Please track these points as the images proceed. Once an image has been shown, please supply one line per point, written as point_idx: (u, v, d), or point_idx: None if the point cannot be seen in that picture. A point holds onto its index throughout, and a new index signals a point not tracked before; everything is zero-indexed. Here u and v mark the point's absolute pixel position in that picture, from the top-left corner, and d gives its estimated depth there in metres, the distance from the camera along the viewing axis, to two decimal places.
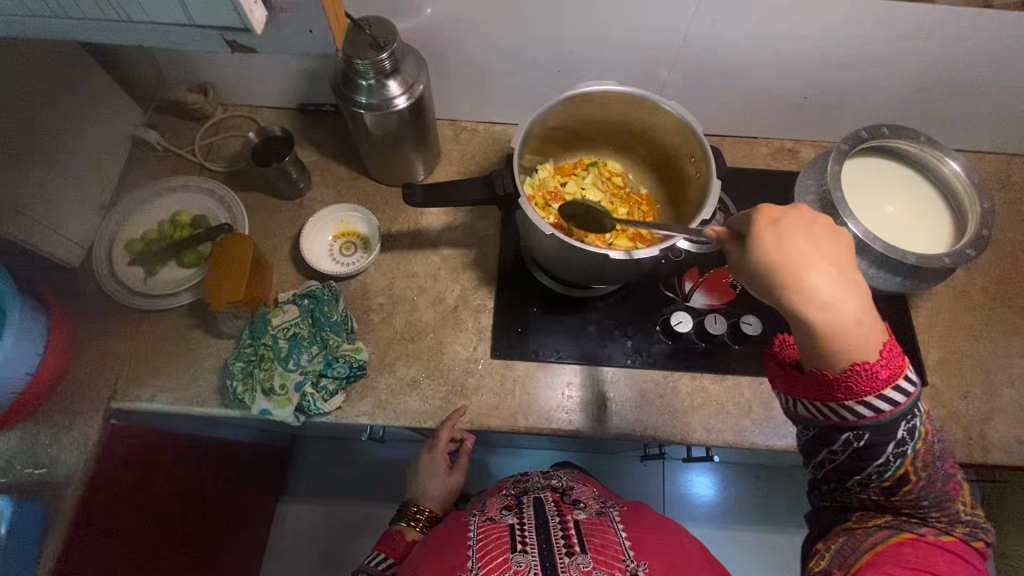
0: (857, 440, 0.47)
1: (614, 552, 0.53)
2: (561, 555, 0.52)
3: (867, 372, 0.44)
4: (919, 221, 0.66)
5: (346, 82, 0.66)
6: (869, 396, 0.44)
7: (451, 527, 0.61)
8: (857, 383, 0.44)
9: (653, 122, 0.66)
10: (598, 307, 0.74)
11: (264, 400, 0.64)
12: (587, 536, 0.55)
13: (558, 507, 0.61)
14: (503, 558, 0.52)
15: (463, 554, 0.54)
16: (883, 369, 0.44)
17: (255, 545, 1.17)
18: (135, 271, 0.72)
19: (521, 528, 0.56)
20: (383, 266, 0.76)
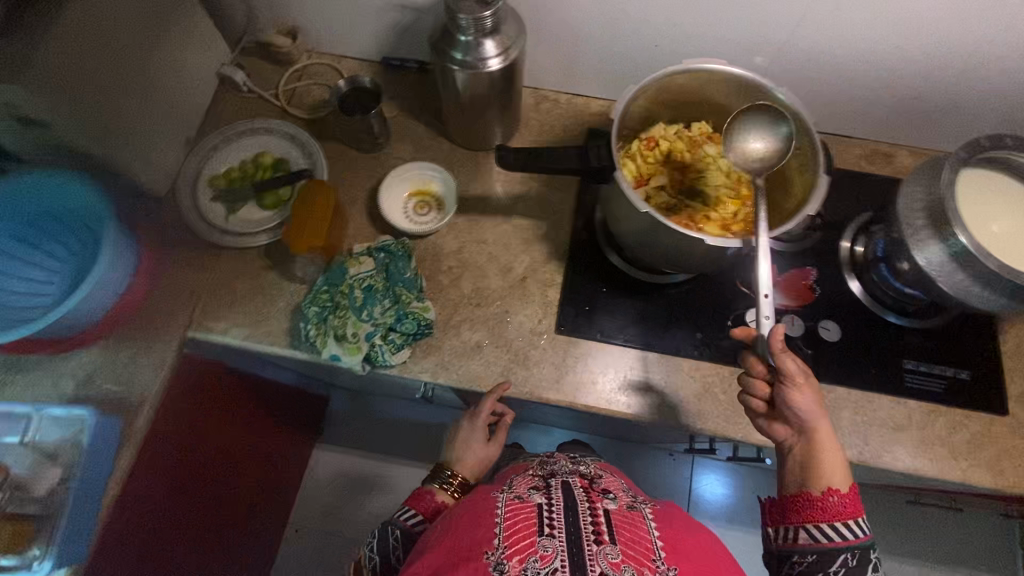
0: (843, 563, 0.53)
1: (644, 551, 0.53)
2: (589, 542, 0.52)
3: (842, 502, 0.54)
4: None
5: (444, 37, 0.65)
6: (845, 521, 0.53)
7: (477, 500, 0.60)
8: (836, 507, 0.53)
9: (761, 110, 0.63)
10: (670, 295, 0.72)
11: (335, 346, 0.64)
12: (617, 527, 0.55)
13: (587, 494, 0.60)
14: (530, 541, 0.52)
15: (490, 531, 0.54)
16: (851, 504, 0.54)
17: (291, 485, 1.22)
18: (216, 208, 0.73)
19: (549, 508, 0.57)
20: (455, 229, 0.76)
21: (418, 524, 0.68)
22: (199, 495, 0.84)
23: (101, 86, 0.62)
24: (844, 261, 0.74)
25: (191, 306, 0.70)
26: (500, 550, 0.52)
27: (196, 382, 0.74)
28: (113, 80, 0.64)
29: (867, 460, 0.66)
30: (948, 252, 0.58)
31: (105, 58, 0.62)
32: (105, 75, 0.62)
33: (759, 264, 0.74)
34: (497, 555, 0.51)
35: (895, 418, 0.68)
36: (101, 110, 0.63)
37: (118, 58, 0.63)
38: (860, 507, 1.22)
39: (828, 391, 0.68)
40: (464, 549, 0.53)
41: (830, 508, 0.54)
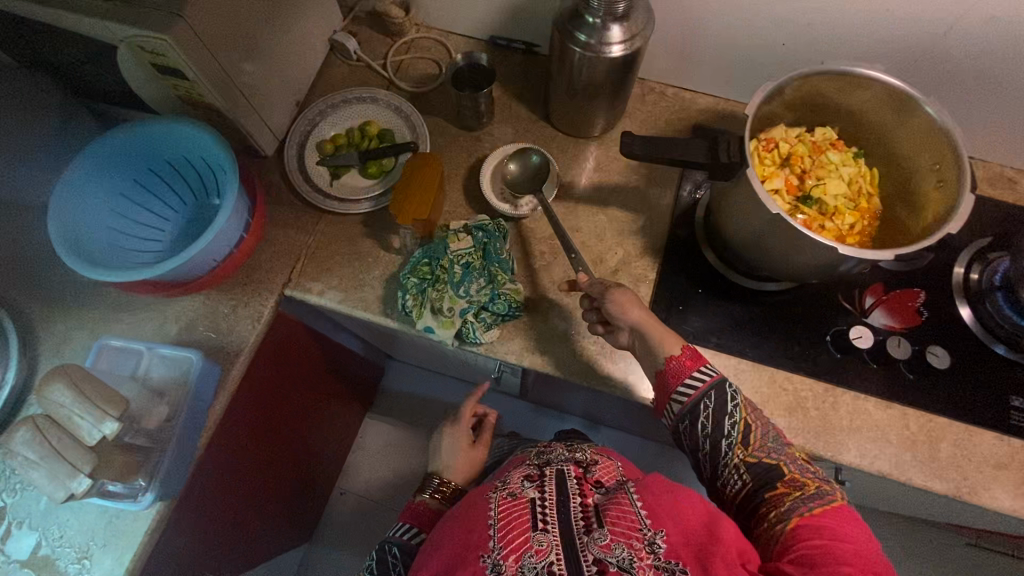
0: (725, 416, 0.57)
1: (630, 524, 0.53)
2: (581, 535, 0.53)
3: (677, 364, 0.59)
4: None
5: (571, 18, 0.64)
6: (685, 378, 0.59)
7: (471, 500, 0.60)
8: (677, 370, 0.59)
9: (900, 118, 0.59)
10: (767, 304, 0.70)
11: (430, 318, 0.65)
12: (605, 511, 0.55)
13: (579, 487, 0.59)
14: (523, 536, 0.52)
15: (485, 530, 0.54)
16: (688, 360, 0.59)
17: (341, 449, 1.25)
18: (321, 171, 0.75)
19: (543, 504, 0.57)
20: (550, 214, 0.75)
21: (415, 538, 0.70)
22: (269, 450, 0.87)
23: (237, 41, 0.64)
24: (957, 287, 0.71)
25: (290, 267, 0.72)
26: (495, 552, 0.52)
27: (284, 340, 0.77)
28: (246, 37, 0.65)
29: (964, 496, 0.63)
30: None
31: (247, 14, 0.64)
32: (242, 31, 0.64)
33: (864, 280, 0.71)
34: (493, 556, 0.51)
35: (998, 456, 0.65)
36: (233, 65, 0.65)
37: (257, 15, 0.66)
38: None
39: (928, 420, 0.65)
40: (458, 554, 0.53)
41: (674, 373, 0.59)
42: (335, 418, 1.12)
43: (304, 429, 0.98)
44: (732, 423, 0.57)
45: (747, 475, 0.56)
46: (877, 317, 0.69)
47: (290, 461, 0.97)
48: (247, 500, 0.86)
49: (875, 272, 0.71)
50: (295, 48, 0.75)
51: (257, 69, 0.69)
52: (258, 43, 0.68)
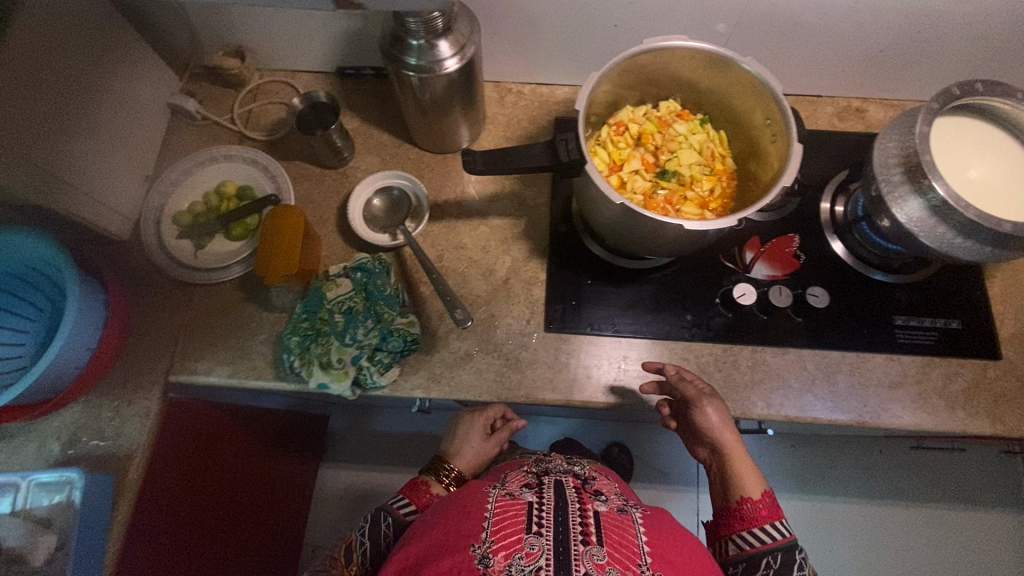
0: (773, 563, 0.61)
1: (630, 553, 0.54)
2: (577, 543, 0.53)
3: (753, 505, 0.64)
4: (1005, 187, 0.62)
5: (395, 43, 0.62)
6: (762, 524, 0.63)
7: (469, 494, 0.60)
8: (747, 512, 0.64)
9: (727, 79, 0.61)
10: (656, 280, 0.71)
11: (321, 374, 0.63)
12: (606, 529, 0.56)
13: (579, 495, 0.60)
14: (518, 538, 0.53)
15: (478, 524, 0.55)
16: (765, 508, 0.64)
17: (301, 507, 1.22)
18: (183, 244, 0.71)
19: (539, 509, 0.57)
20: (431, 236, 0.74)
21: (409, 513, 0.71)
22: (202, 538, 0.83)
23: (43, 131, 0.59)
24: (825, 222, 0.73)
25: (171, 351, 0.68)
26: (487, 544, 0.52)
27: (183, 424, 0.73)
28: (54, 124, 0.60)
29: (868, 421, 0.66)
30: (924, 203, 0.58)
31: (49, 103, 0.60)
32: (45, 119, 0.59)
33: (741, 237, 0.73)
34: (483, 548, 0.52)
35: (890, 376, 0.68)
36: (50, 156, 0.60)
37: (63, 101, 0.61)
38: (864, 458, 1.24)
39: (822, 357, 0.68)
40: (450, 543, 0.54)
41: (749, 513, 0.64)
42: (280, 480, 1.08)
43: (241, 502, 0.94)
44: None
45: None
46: (759, 269, 0.71)
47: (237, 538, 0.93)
48: None
49: (750, 226, 0.73)
50: (126, 122, 0.71)
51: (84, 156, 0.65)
52: (76, 130, 0.63)
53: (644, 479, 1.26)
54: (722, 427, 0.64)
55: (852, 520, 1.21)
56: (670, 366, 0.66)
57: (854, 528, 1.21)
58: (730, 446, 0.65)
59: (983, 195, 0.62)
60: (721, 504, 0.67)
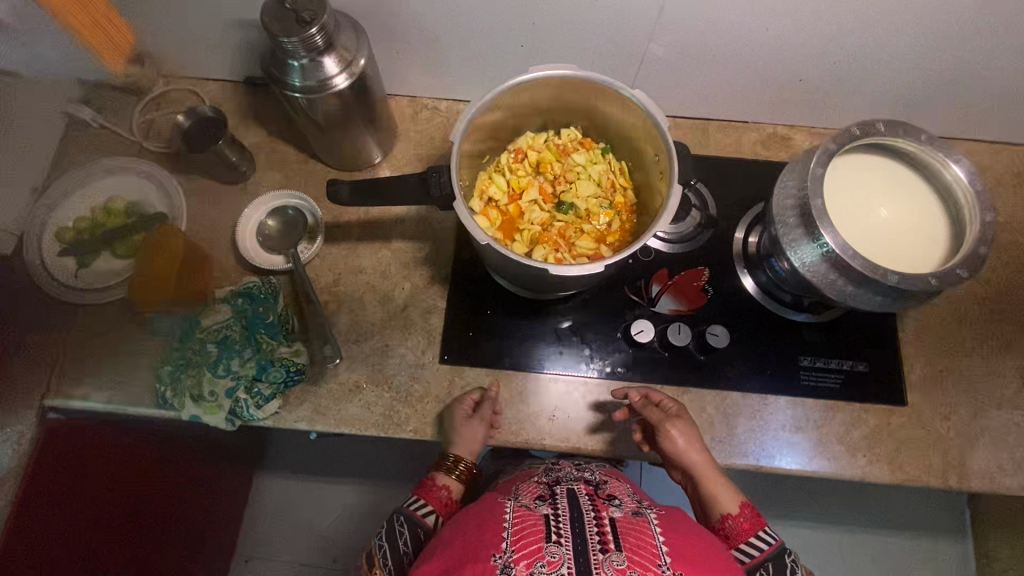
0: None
1: (650, 555, 0.51)
2: (595, 550, 0.51)
3: (734, 522, 0.61)
4: (914, 233, 0.59)
5: (276, 62, 0.59)
6: (749, 538, 0.61)
7: (486, 505, 0.59)
8: (732, 530, 0.61)
9: (620, 111, 0.59)
10: (558, 312, 0.69)
11: (193, 406, 0.61)
12: (622, 534, 0.53)
13: (592, 502, 0.58)
14: (537, 546, 0.51)
15: (497, 534, 0.52)
16: (747, 521, 0.62)
17: (230, 519, 1.20)
18: (65, 262, 0.64)
19: (556, 519, 0.55)
20: (329, 259, 0.71)
21: (428, 514, 0.65)
22: (100, 559, 0.79)
23: None
24: (738, 256, 0.71)
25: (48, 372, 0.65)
26: (507, 554, 0.50)
27: (80, 448, 0.69)
28: None
29: (764, 466, 0.64)
30: (819, 251, 0.55)
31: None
32: None
33: (649, 269, 0.70)
34: (504, 558, 0.50)
35: (792, 419, 0.66)
36: None
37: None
38: (807, 484, 1.23)
39: (722, 399, 0.66)
40: (469, 556, 0.51)
41: (739, 527, 0.61)
42: (203, 494, 1.06)
43: (157, 518, 0.92)
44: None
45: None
46: (665, 303, 0.69)
47: (148, 555, 0.91)
48: None
49: (659, 257, 0.71)
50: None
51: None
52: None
53: None
54: (692, 447, 0.61)
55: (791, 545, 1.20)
56: (633, 392, 0.63)
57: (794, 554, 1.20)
58: (699, 469, 0.61)
59: (892, 240, 0.59)
60: (706, 520, 0.64)
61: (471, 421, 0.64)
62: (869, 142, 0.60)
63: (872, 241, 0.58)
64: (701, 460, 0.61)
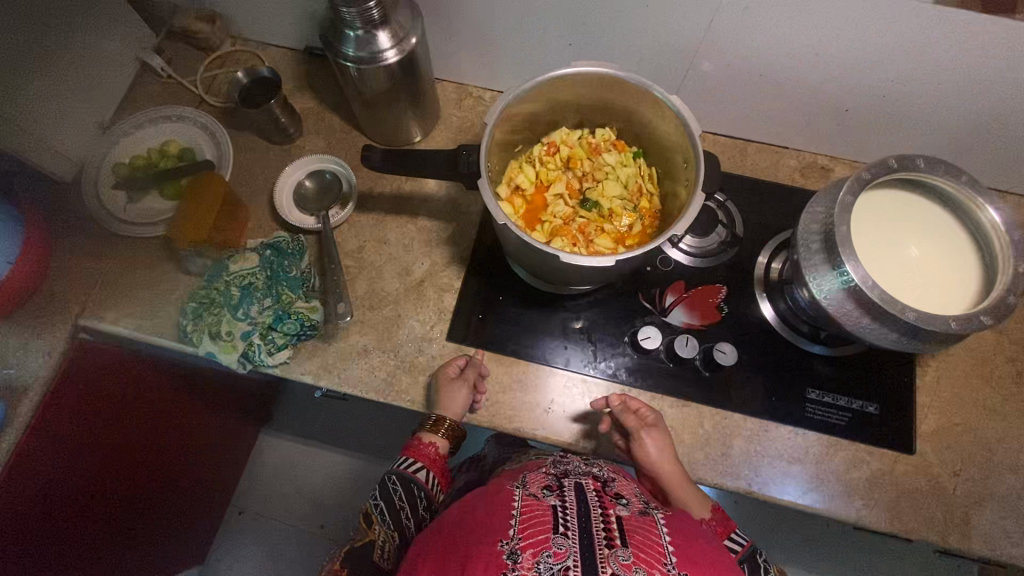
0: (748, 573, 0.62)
1: (656, 554, 0.51)
2: (601, 545, 0.50)
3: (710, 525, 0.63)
4: (900, 281, 0.57)
5: (333, 31, 0.63)
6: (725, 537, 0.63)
7: (492, 491, 0.58)
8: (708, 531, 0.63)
9: (657, 119, 0.60)
10: (568, 308, 0.70)
11: (210, 343, 0.64)
12: (629, 531, 0.53)
13: (600, 499, 0.57)
14: (544, 536, 0.51)
15: (505, 520, 0.53)
16: (718, 524, 0.64)
17: (231, 469, 1.24)
18: (116, 195, 0.70)
19: (563, 511, 0.54)
20: (357, 227, 0.74)
21: (419, 471, 0.70)
22: (105, 479, 0.83)
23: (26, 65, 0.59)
24: (758, 280, 0.70)
25: (82, 296, 0.69)
26: (514, 541, 0.50)
27: (97, 369, 0.73)
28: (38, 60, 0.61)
29: (754, 492, 0.63)
30: (840, 282, 0.54)
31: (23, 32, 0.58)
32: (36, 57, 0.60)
33: (666, 279, 0.70)
34: (511, 544, 0.50)
35: (791, 450, 0.64)
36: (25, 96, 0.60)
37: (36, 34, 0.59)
38: (807, 531, 1.20)
39: (721, 418, 0.65)
40: (475, 537, 0.52)
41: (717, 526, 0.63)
42: (207, 441, 1.10)
43: (164, 452, 0.96)
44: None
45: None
46: (676, 315, 0.68)
47: (149, 488, 0.96)
48: (80, 532, 0.81)
49: (678, 269, 0.71)
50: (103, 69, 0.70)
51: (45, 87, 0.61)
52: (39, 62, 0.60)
53: None
54: (663, 452, 0.62)
55: None
56: (615, 398, 0.63)
57: None
58: (668, 475, 0.62)
59: (888, 264, 0.58)
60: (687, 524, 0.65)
61: (455, 382, 0.65)
62: (912, 181, 0.60)
63: (890, 272, 0.57)
64: (673, 465, 0.62)
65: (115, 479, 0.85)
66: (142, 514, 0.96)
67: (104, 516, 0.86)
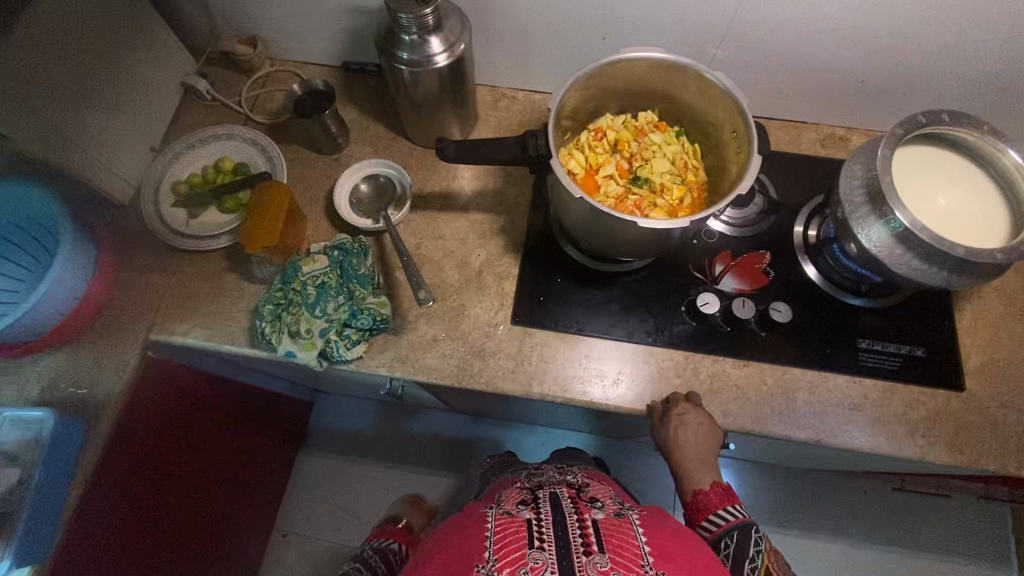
0: (735, 539, 0.67)
1: (633, 555, 0.56)
2: (579, 553, 0.55)
3: (706, 496, 0.71)
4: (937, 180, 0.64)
5: (389, 37, 0.67)
6: (716, 509, 0.70)
7: (471, 517, 0.64)
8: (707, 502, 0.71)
9: (703, 97, 0.64)
10: (625, 284, 0.73)
11: (290, 342, 0.65)
12: (605, 535, 0.58)
13: (575, 505, 0.63)
14: (522, 553, 0.55)
15: (480, 543, 0.58)
16: (715, 496, 0.71)
17: (278, 484, 1.25)
18: (177, 213, 0.75)
19: (538, 523, 0.59)
20: (412, 225, 0.77)
21: None
22: (168, 497, 0.84)
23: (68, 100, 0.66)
24: (798, 245, 0.75)
25: (153, 310, 0.72)
26: (491, 563, 0.55)
27: (162, 381, 0.75)
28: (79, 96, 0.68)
29: (824, 440, 0.66)
30: (888, 230, 0.58)
31: (68, 70, 0.65)
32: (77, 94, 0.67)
33: (713, 250, 0.74)
34: (488, 567, 0.55)
35: (851, 397, 0.68)
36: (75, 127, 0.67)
37: (82, 71, 0.67)
38: (845, 496, 1.26)
39: (783, 373, 0.68)
40: (456, 566, 0.57)
41: (713, 497, 0.71)
42: (258, 455, 1.11)
43: (217, 470, 0.97)
44: (753, 566, 0.66)
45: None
46: (727, 282, 0.72)
47: (204, 506, 0.96)
48: (146, 552, 0.82)
49: (723, 240, 0.75)
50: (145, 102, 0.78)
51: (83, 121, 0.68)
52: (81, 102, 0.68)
53: None
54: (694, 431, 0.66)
55: (832, 557, 1.22)
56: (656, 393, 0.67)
57: (832, 565, 1.21)
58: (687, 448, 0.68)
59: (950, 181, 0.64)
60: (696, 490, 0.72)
61: None
62: (951, 140, 0.65)
63: (930, 181, 0.64)
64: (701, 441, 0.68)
65: (176, 496, 0.86)
66: (202, 532, 0.97)
67: (169, 534, 0.87)
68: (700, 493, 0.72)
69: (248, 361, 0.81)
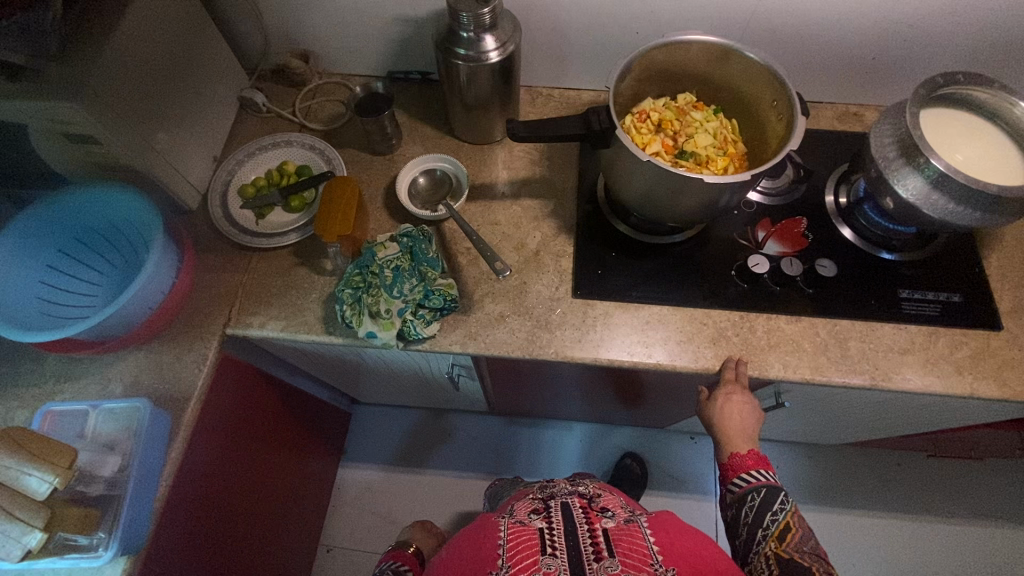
0: (758, 495, 0.69)
1: (641, 555, 0.60)
2: (590, 560, 0.60)
3: (740, 458, 0.72)
4: (963, 133, 0.70)
5: (448, 36, 0.72)
6: (749, 468, 0.71)
7: (484, 525, 0.69)
8: (737, 464, 0.72)
9: (741, 73, 0.71)
10: (675, 254, 0.78)
11: (371, 323, 0.69)
12: (615, 540, 0.63)
13: (586, 514, 0.68)
14: (533, 560, 0.60)
15: (495, 552, 0.63)
16: (751, 459, 0.72)
17: (323, 493, 1.25)
18: (245, 214, 0.79)
19: (550, 532, 0.64)
20: (469, 213, 0.81)
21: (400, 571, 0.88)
22: (234, 501, 0.84)
23: (157, 111, 0.70)
24: (831, 211, 0.80)
25: (228, 306, 0.74)
26: (504, 570, 0.60)
27: (234, 376, 0.77)
28: (164, 109, 0.72)
29: (880, 383, 0.70)
30: (923, 178, 0.64)
31: (156, 83, 0.70)
32: (164, 107, 0.72)
33: (753, 218, 0.80)
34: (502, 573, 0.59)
35: (901, 342, 0.72)
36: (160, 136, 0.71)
37: (165, 85, 0.72)
38: (879, 469, 1.29)
39: (834, 325, 0.73)
40: (470, 568, 0.62)
41: (749, 459, 0.72)
42: (306, 463, 1.11)
43: (273, 476, 0.97)
44: (774, 519, 0.66)
45: (777, 566, 0.63)
46: (770, 247, 0.77)
47: (263, 513, 0.96)
48: (217, 557, 0.82)
49: (760, 209, 0.81)
50: (211, 114, 0.82)
51: (166, 131, 0.72)
52: (166, 113, 0.72)
53: (660, 486, 1.31)
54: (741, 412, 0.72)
55: (876, 531, 1.23)
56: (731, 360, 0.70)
57: (878, 538, 1.22)
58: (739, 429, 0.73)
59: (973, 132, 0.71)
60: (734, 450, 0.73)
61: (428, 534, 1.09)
62: (966, 102, 0.72)
63: (957, 136, 0.70)
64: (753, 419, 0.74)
65: (240, 501, 0.86)
66: (262, 540, 0.97)
67: (236, 540, 0.87)
68: (736, 454, 0.73)
69: (314, 353, 0.84)
